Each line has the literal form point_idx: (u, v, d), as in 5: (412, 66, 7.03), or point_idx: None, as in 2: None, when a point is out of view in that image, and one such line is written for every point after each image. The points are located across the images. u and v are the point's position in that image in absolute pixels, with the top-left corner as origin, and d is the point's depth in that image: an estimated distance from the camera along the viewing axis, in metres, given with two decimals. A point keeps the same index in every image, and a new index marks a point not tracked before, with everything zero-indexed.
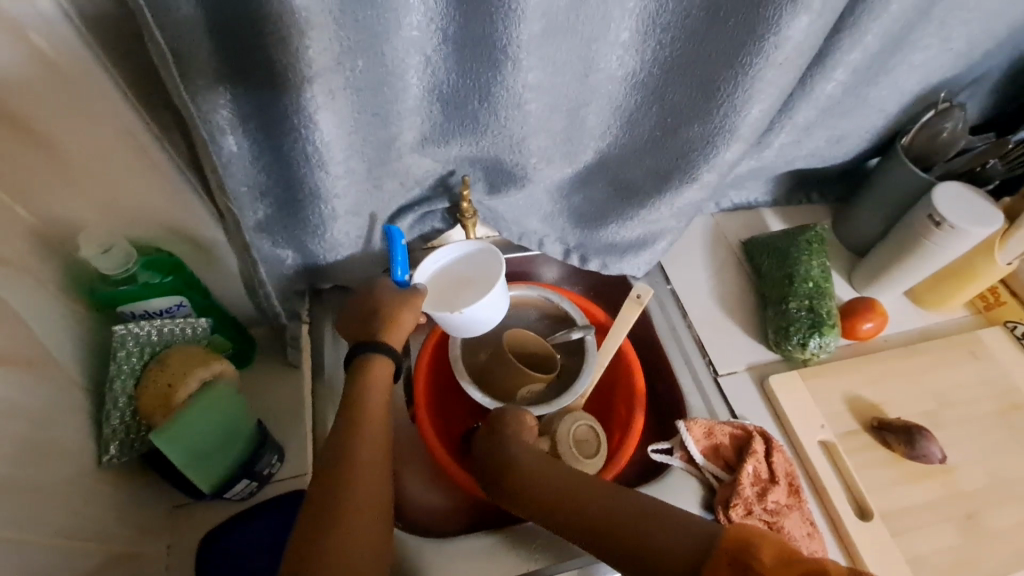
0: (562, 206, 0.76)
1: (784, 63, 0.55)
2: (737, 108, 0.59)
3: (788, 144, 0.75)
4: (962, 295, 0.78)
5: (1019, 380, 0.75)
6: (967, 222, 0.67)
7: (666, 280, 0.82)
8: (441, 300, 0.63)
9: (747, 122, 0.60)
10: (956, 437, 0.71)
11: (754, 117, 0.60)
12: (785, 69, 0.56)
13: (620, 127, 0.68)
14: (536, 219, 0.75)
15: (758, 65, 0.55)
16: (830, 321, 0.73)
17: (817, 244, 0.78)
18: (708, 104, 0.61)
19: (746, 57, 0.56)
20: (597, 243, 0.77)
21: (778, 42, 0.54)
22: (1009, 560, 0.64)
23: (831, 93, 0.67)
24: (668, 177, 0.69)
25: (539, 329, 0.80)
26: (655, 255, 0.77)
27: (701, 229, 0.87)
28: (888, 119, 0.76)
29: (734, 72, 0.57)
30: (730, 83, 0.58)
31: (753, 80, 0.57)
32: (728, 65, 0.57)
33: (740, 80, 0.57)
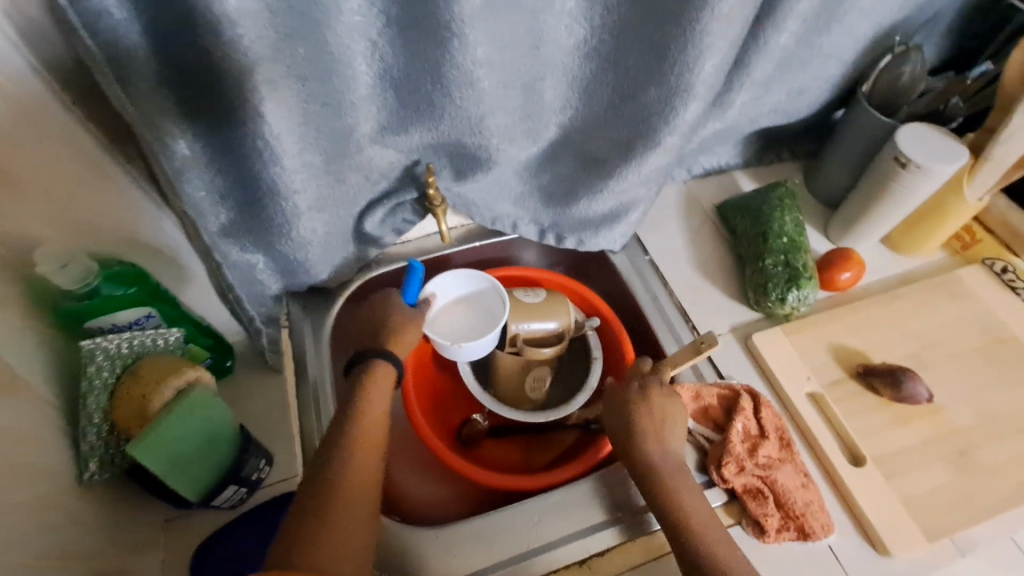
0: (532, 186, 0.76)
1: (729, 15, 0.55)
2: (690, 66, 0.59)
3: (749, 102, 0.75)
4: (937, 236, 0.78)
5: (1001, 315, 0.75)
6: (933, 160, 0.67)
7: (644, 250, 0.82)
8: (447, 329, 0.73)
9: (701, 79, 0.60)
10: (944, 378, 0.71)
11: (707, 74, 0.60)
12: (730, 21, 0.56)
13: (579, 98, 0.67)
14: (506, 202, 0.75)
15: (702, 17, 0.55)
16: (807, 274, 0.73)
17: (789, 200, 0.79)
18: (661, 65, 0.61)
19: (692, 13, 0.55)
20: (571, 221, 0.77)
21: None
22: (1004, 492, 0.64)
23: (785, 45, 0.67)
24: (631, 144, 0.69)
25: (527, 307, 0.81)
26: (630, 225, 0.77)
27: (674, 197, 0.87)
28: (846, 68, 0.76)
29: (682, 29, 0.57)
30: (678, 42, 0.58)
31: (701, 35, 0.56)
32: (674, 23, 0.57)
33: (688, 38, 0.57)
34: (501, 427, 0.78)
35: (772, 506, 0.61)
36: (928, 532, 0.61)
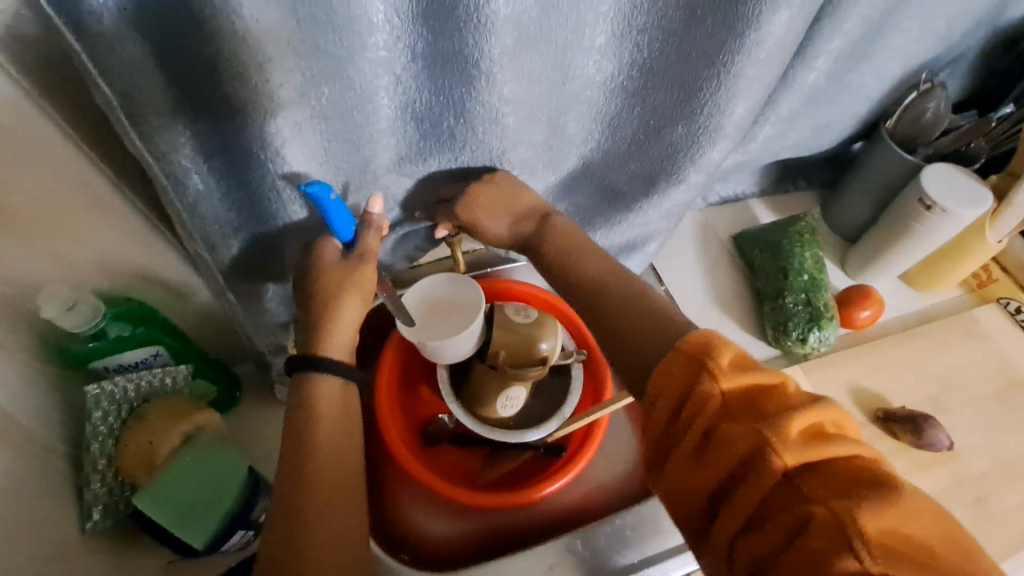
0: None
1: (766, 59, 0.54)
2: (721, 107, 0.58)
3: (772, 136, 0.73)
4: (954, 275, 0.77)
5: (1017, 358, 0.75)
6: (958, 204, 0.66)
7: (659, 280, 0.81)
8: (424, 325, 0.70)
9: (731, 120, 0.60)
10: (960, 421, 0.70)
11: (737, 115, 0.59)
12: (766, 63, 0.55)
13: (602, 131, 0.65)
14: None
15: (738, 61, 0.54)
16: (829, 314, 0.72)
17: (808, 235, 0.78)
18: (690, 104, 0.59)
19: (727, 55, 0.54)
20: None
21: (756, 39, 0.52)
22: (1020, 542, 0.63)
23: (813, 83, 0.66)
24: (654, 179, 0.68)
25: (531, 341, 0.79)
26: (648, 253, 0.78)
27: (691, 225, 0.86)
28: (871, 105, 0.75)
29: (715, 71, 0.56)
30: (711, 82, 0.57)
31: (734, 78, 0.55)
32: (708, 64, 0.55)
33: (720, 80, 0.56)
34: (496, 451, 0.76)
35: None
36: None
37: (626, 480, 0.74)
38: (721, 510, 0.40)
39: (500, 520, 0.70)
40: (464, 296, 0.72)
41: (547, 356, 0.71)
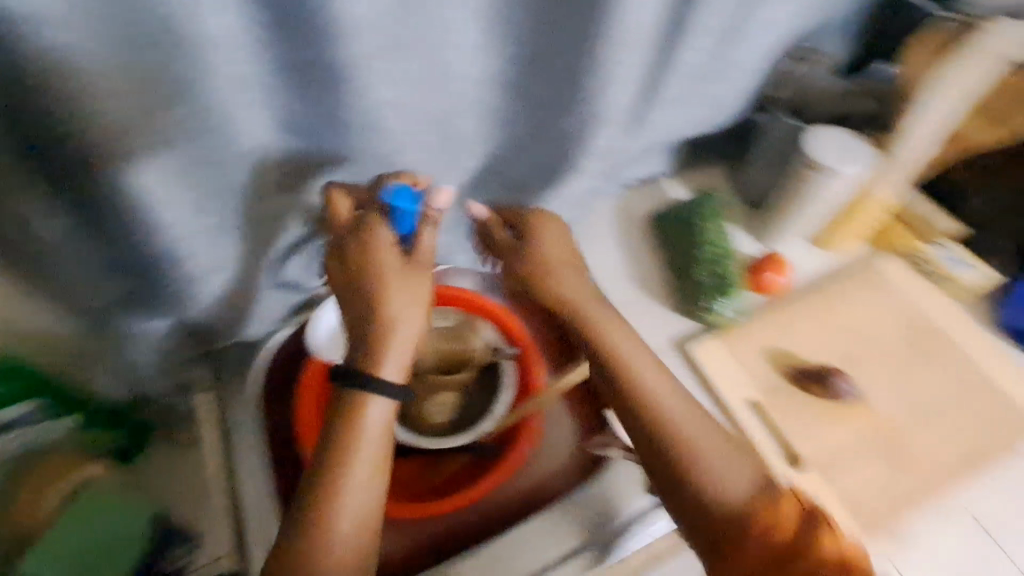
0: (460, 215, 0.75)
1: (629, 44, 0.58)
2: (596, 93, 0.62)
3: (668, 116, 0.75)
4: (852, 230, 0.80)
5: (924, 304, 0.78)
6: (839, 162, 0.69)
7: None
8: None
9: (609, 106, 0.63)
10: (872, 370, 0.73)
11: (613, 100, 0.63)
12: (631, 52, 0.59)
13: (497, 128, 0.64)
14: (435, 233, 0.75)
15: (603, 52, 0.58)
16: (732, 281, 0.76)
17: (713, 209, 0.81)
18: (570, 93, 0.62)
19: (590, 41, 0.57)
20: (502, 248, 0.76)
21: (617, 30, 0.56)
22: (932, 480, 0.66)
23: (694, 61, 0.68)
24: (552, 169, 0.70)
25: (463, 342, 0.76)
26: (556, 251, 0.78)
27: (608, 211, 0.87)
28: (757, 77, 0.77)
29: (582, 60, 0.58)
30: (583, 71, 0.60)
31: (603, 67, 0.59)
32: (575, 53, 0.58)
33: (593, 70, 0.59)
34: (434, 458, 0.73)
35: None
36: (864, 524, 0.63)
37: (564, 469, 0.73)
38: (727, 531, 0.53)
39: (445, 523, 0.69)
40: None
41: (473, 353, 0.74)
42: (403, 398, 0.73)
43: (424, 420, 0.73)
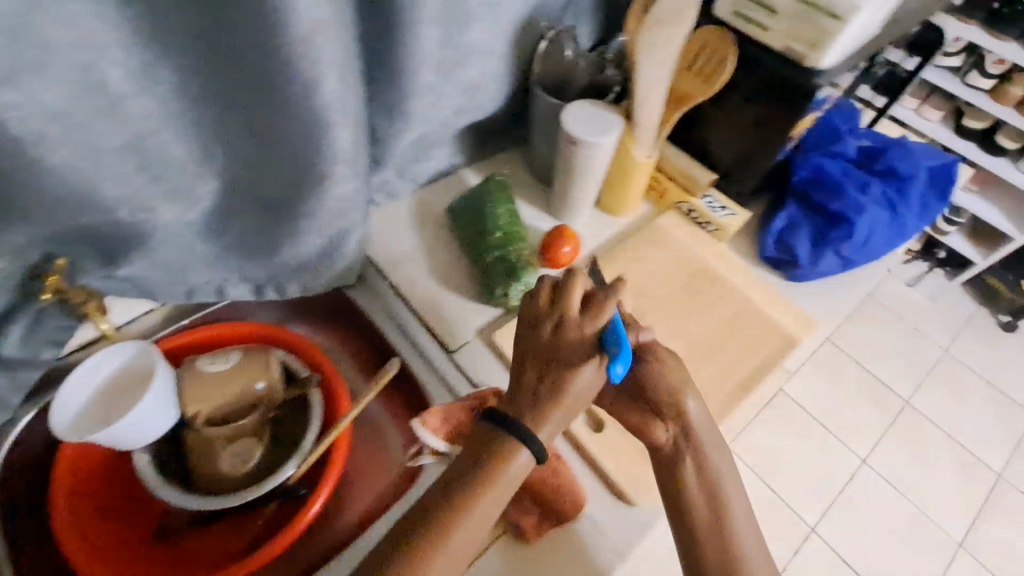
0: (222, 246, 0.70)
1: (316, 31, 0.49)
2: (306, 91, 0.53)
3: (426, 108, 0.73)
4: (632, 194, 0.85)
5: (698, 251, 0.84)
6: (590, 135, 0.71)
7: (381, 275, 0.81)
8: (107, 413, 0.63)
9: (331, 103, 0.55)
10: (659, 321, 0.78)
11: (333, 96, 0.55)
12: (325, 35, 0.50)
13: (222, 145, 0.59)
14: (197, 269, 0.70)
15: (289, 40, 0.49)
16: (522, 263, 0.74)
17: (500, 192, 0.81)
18: (278, 96, 0.54)
19: (269, 35, 0.49)
20: (284, 269, 0.73)
21: (290, 10, 0.47)
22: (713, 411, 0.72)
23: (426, 47, 0.65)
24: (302, 182, 0.62)
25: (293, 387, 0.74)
26: (350, 257, 0.75)
27: (406, 207, 0.88)
28: (505, 60, 0.76)
29: (272, 57, 0.51)
30: (278, 69, 0.51)
31: (298, 57, 0.50)
32: (260, 51, 0.51)
33: (289, 62, 0.51)
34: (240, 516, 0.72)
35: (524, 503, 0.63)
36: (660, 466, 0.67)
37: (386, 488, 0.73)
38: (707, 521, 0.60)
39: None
40: (141, 363, 0.66)
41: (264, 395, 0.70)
42: (195, 463, 0.69)
43: (222, 480, 0.69)
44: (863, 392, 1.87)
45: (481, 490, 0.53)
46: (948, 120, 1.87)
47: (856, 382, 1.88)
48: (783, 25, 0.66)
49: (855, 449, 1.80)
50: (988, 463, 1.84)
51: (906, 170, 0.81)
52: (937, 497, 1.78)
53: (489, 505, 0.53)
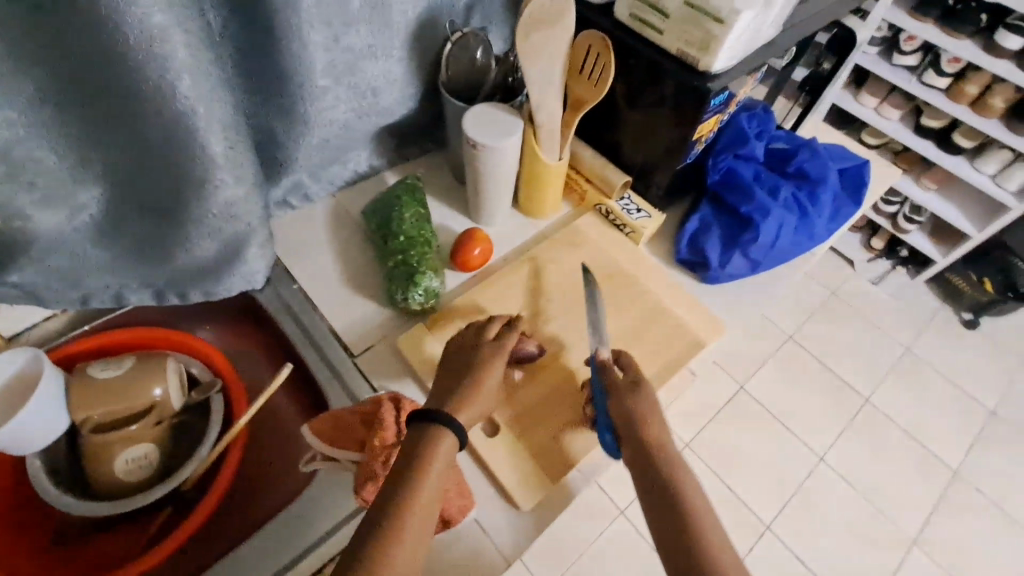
0: (115, 253, 0.68)
1: (158, 34, 0.47)
2: (162, 95, 0.51)
3: (324, 109, 0.71)
4: (549, 197, 0.84)
5: (613, 253, 0.84)
6: (487, 139, 0.70)
7: (292, 279, 0.80)
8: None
9: (193, 106, 0.53)
10: (568, 323, 0.78)
11: (195, 99, 0.52)
12: (174, 41, 0.48)
13: (91, 151, 0.58)
14: (91, 277, 0.68)
15: (133, 48, 0.47)
16: (422, 268, 0.73)
17: (409, 195, 0.79)
18: (134, 101, 0.52)
19: (106, 38, 0.47)
20: (182, 276, 0.71)
21: (126, 16, 0.45)
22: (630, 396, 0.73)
23: (310, 48, 0.63)
24: (183, 188, 0.60)
25: (203, 395, 0.74)
26: (254, 263, 0.72)
27: (323, 210, 0.87)
28: (406, 64, 0.75)
29: (114, 60, 0.48)
30: (124, 73, 0.49)
31: (148, 64, 0.48)
32: (102, 55, 0.48)
33: (140, 70, 0.49)
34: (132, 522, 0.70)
35: None
36: (551, 473, 0.68)
37: (284, 494, 0.73)
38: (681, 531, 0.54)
39: None
40: (30, 370, 0.65)
41: (158, 400, 0.69)
42: (89, 470, 0.67)
43: (115, 485, 0.68)
44: (822, 389, 1.85)
45: (421, 475, 0.53)
46: (907, 118, 1.77)
47: (816, 379, 1.86)
48: (675, 28, 0.66)
49: (813, 448, 1.74)
50: (947, 461, 1.75)
51: (814, 173, 0.82)
52: (902, 500, 1.68)
53: (434, 487, 0.53)
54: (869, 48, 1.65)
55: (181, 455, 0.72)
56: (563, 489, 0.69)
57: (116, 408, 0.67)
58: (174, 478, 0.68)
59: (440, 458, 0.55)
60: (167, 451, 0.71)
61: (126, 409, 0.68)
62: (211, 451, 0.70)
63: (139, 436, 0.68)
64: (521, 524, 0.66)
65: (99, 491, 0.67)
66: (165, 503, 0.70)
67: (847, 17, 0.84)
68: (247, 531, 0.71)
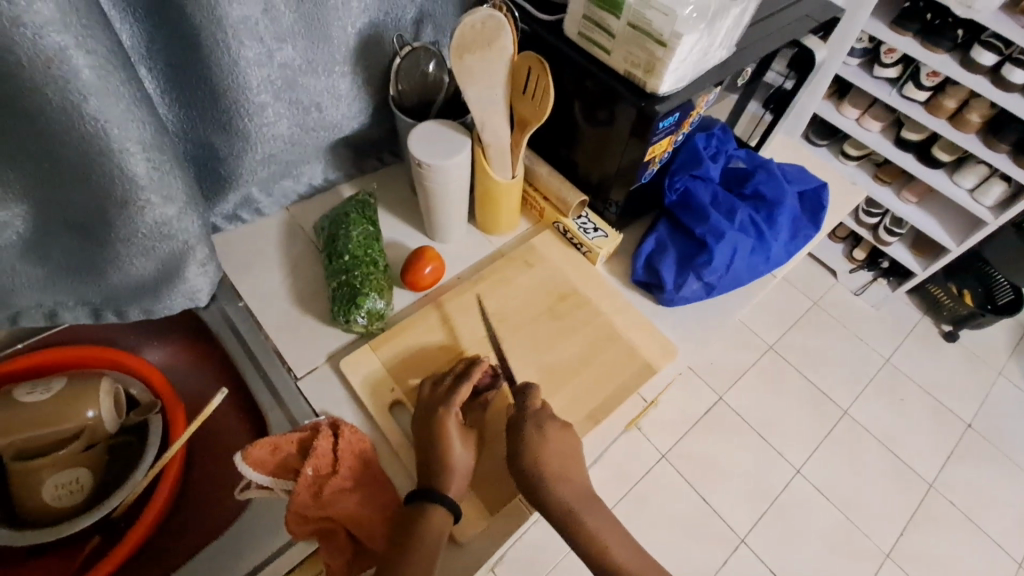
0: (44, 272, 0.66)
1: (55, 53, 0.45)
2: (69, 114, 0.49)
3: (265, 123, 0.69)
4: (504, 215, 0.82)
5: (568, 273, 0.82)
6: (434, 157, 0.68)
7: (237, 296, 0.78)
8: None
9: (105, 124, 0.51)
10: (519, 346, 0.76)
11: (105, 117, 0.50)
12: (75, 62, 0.46)
13: (7, 169, 0.56)
14: (20, 295, 0.66)
15: (30, 69, 0.45)
16: (365, 289, 0.71)
17: (358, 212, 0.77)
18: (41, 121, 0.50)
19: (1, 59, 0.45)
20: (118, 295, 0.69)
21: (19, 36, 0.43)
22: (583, 418, 0.71)
23: (241, 62, 0.61)
24: (108, 207, 0.58)
25: (142, 416, 0.72)
26: (195, 279, 0.69)
27: (273, 224, 0.84)
28: (353, 79, 0.74)
29: (13, 80, 0.46)
30: (24, 93, 0.47)
31: (48, 85, 0.47)
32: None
33: (41, 92, 0.47)
34: (58, 551, 0.67)
35: (344, 541, 0.61)
36: (492, 505, 0.66)
37: (222, 520, 0.71)
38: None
39: None
40: None
41: (90, 422, 0.67)
42: (16, 498, 0.64)
43: (43, 512, 0.64)
44: (801, 399, 1.84)
45: (422, 539, 0.59)
46: (888, 130, 1.76)
47: (794, 391, 1.85)
48: (621, 47, 0.65)
49: (790, 459, 1.73)
50: (923, 474, 1.74)
51: (773, 195, 0.81)
52: (873, 512, 1.68)
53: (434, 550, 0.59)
54: (850, 59, 1.64)
55: (116, 479, 0.70)
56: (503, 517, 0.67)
57: (46, 430, 0.65)
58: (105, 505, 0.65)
59: (438, 536, 0.60)
60: (99, 475, 0.68)
61: (56, 431, 0.65)
62: (145, 476, 0.68)
63: (69, 460, 0.66)
64: (458, 557, 0.64)
65: (27, 518, 0.65)
66: (94, 531, 0.68)
67: (807, 36, 0.82)
68: (181, 559, 0.69)
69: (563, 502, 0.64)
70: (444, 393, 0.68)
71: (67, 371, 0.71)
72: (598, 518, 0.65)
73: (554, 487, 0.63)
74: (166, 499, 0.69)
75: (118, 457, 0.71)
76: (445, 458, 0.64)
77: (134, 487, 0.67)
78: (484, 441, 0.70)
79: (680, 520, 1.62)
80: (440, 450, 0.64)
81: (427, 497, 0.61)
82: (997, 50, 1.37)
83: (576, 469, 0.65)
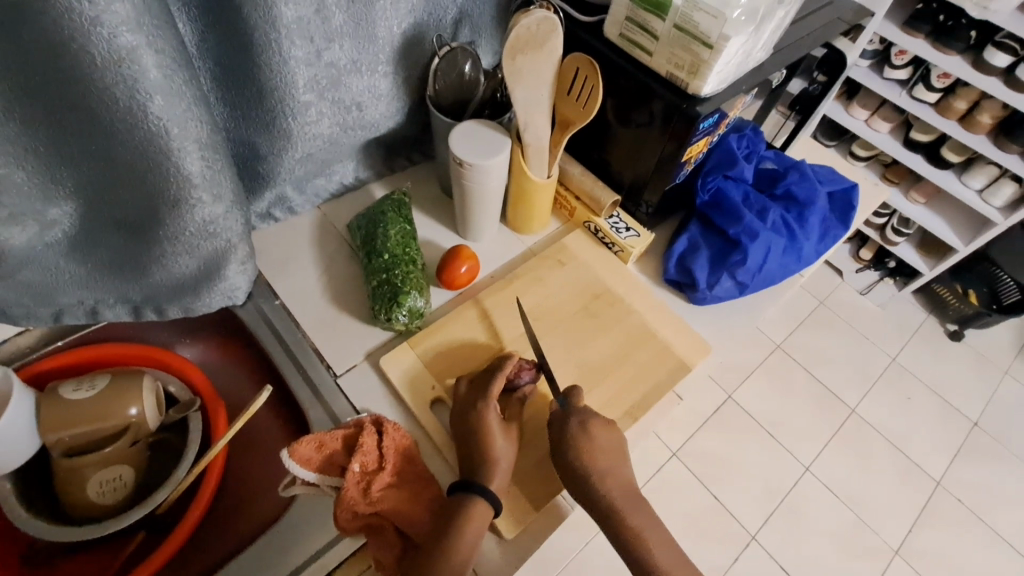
0: (88, 269, 0.66)
1: (125, 52, 0.46)
2: (133, 112, 0.49)
3: (308, 121, 0.70)
4: (537, 215, 0.83)
5: (600, 272, 0.83)
6: (474, 156, 0.69)
7: (274, 295, 0.78)
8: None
9: (166, 123, 0.51)
10: (557, 342, 0.77)
11: (167, 116, 0.51)
12: (145, 61, 0.47)
13: (61, 167, 0.56)
14: (62, 293, 0.66)
15: (101, 68, 0.46)
16: (406, 287, 0.72)
17: (394, 210, 0.78)
18: (104, 118, 0.50)
19: (74, 57, 0.45)
20: (159, 293, 0.69)
21: (93, 35, 0.44)
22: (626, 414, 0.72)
23: (290, 61, 0.62)
24: (158, 205, 0.58)
25: (183, 412, 0.72)
26: (235, 278, 0.69)
27: (307, 223, 0.85)
28: (393, 78, 0.74)
29: (82, 78, 0.47)
30: (92, 91, 0.48)
31: (116, 83, 0.47)
32: (69, 74, 0.47)
33: (108, 89, 0.47)
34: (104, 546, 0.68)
35: (392, 536, 0.62)
36: (537, 500, 0.67)
37: (264, 515, 0.72)
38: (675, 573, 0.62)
39: None
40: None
41: (133, 420, 0.67)
42: (64, 494, 0.65)
43: (90, 509, 0.65)
44: (810, 398, 1.86)
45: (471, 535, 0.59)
46: (898, 130, 1.78)
47: (803, 389, 1.87)
48: (664, 49, 0.66)
49: (800, 457, 1.75)
50: (930, 472, 1.76)
51: (805, 196, 0.83)
52: (882, 510, 1.69)
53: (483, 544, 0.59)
54: (861, 61, 1.66)
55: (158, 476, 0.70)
56: (546, 511, 0.69)
57: (91, 428, 0.65)
58: (151, 501, 0.66)
59: (479, 529, 0.60)
60: (142, 472, 0.69)
61: (101, 429, 0.66)
62: (189, 473, 0.68)
63: (114, 457, 0.66)
64: (502, 552, 0.65)
65: (75, 514, 0.66)
66: (139, 526, 0.68)
67: (835, 38, 0.84)
68: (225, 554, 0.69)
69: (607, 499, 0.65)
70: (478, 391, 0.69)
71: (108, 368, 0.71)
72: (645, 514, 0.65)
73: (599, 482, 0.64)
74: (209, 496, 0.69)
75: (160, 454, 0.72)
76: (490, 454, 0.64)
77: (179, 484, 0.67)
78: (527, 437, 0.71)
79: (694, 516, 1.64)
80: (486, 446, 0.65)
81: (474, 492, 0.62)
82: (1013, 51, 1.37)
83: (620, 465, 0.66)
